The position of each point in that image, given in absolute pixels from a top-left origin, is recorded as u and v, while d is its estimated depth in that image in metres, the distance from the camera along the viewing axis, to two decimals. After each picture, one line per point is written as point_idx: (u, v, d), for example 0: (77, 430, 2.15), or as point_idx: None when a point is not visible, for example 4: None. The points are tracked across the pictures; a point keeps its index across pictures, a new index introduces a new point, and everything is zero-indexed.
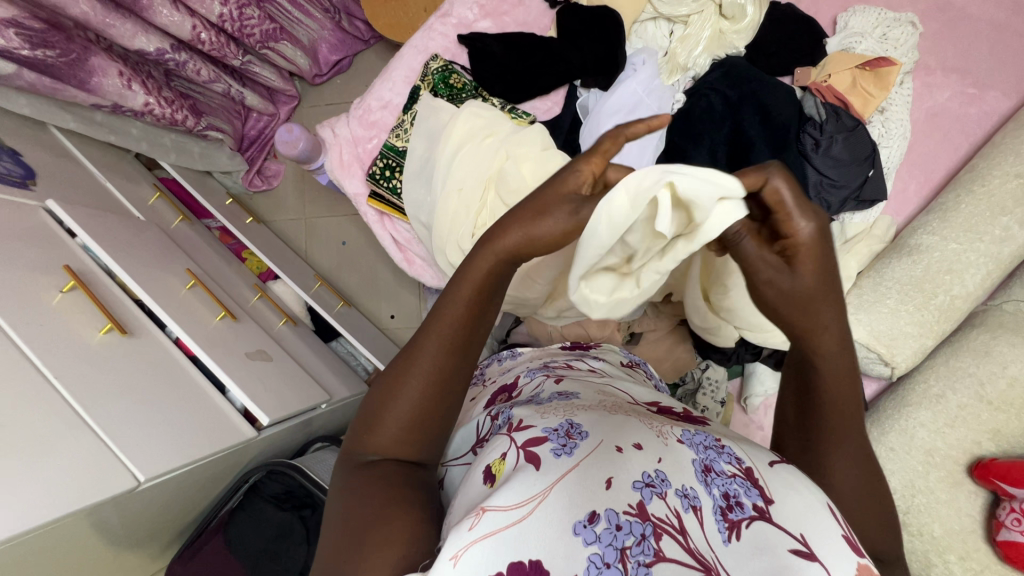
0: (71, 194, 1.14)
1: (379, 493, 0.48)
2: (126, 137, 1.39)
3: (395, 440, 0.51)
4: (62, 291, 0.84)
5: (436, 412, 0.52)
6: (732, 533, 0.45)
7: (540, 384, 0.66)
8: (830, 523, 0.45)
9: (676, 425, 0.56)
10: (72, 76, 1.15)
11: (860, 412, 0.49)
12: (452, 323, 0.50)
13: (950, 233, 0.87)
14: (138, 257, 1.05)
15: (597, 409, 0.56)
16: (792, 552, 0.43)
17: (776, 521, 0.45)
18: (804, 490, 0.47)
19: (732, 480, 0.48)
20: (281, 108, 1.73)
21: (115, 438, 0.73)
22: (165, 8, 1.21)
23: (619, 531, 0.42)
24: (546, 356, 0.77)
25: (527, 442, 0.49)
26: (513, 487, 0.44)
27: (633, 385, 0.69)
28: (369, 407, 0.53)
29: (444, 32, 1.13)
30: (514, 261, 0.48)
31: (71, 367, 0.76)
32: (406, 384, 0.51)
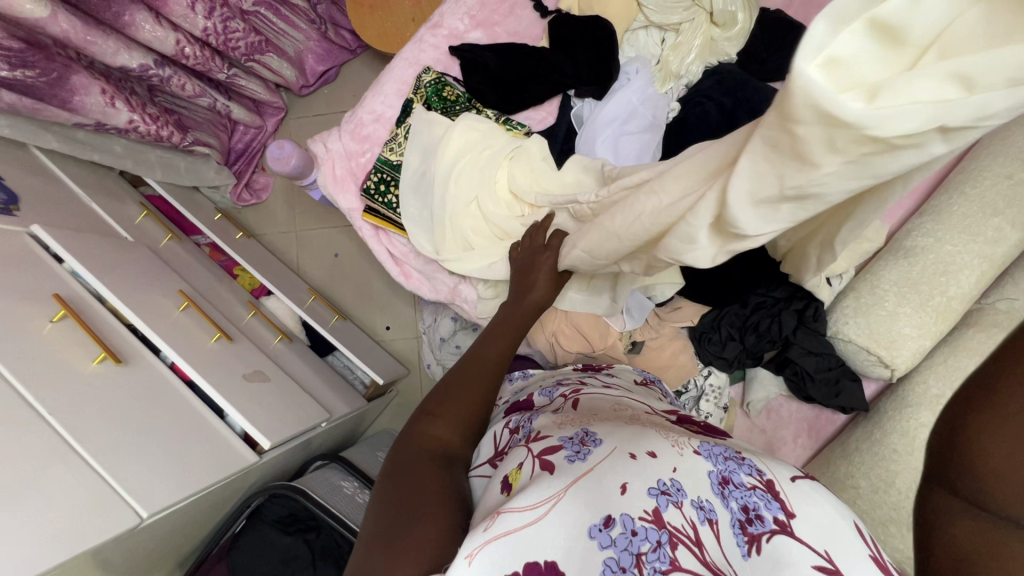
0: (56, 217, 1.11)
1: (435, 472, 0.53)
2: (110, 155, 1.36)
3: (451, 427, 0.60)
4: (52, 321, 0.82)
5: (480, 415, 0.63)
6: (751, 547, 0.43)
7: (555, 399, 0.65)
8: (857, 543, 0.43)
9: (693, 437, 0.53)
10: (54, 96, 1.13)
11: None
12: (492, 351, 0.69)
13: (944, 236, 0.88)
14: (129, 280, 1.03)
15: (614, 420, 0.56)
16: (815, 568, 0.40)
17: (798, 535, 0.43)
18: (826, 505, 0.46)
19: (752, 492, 0.46)
20: (268, 120, 1.71)
21: (114, 472, 0.71)
22: (148, 23, 1.18)
23: (635, 536, 0.40)
24: (557, 375, 0.77)
25: (543, 450, 0.50)
26: (529, 491, 0.43)
27: (648, 400, 0.69)
28: (409, 433, 0.60)
29: (435, 44, 1.12)
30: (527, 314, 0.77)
31: (66, 401, 0.74)
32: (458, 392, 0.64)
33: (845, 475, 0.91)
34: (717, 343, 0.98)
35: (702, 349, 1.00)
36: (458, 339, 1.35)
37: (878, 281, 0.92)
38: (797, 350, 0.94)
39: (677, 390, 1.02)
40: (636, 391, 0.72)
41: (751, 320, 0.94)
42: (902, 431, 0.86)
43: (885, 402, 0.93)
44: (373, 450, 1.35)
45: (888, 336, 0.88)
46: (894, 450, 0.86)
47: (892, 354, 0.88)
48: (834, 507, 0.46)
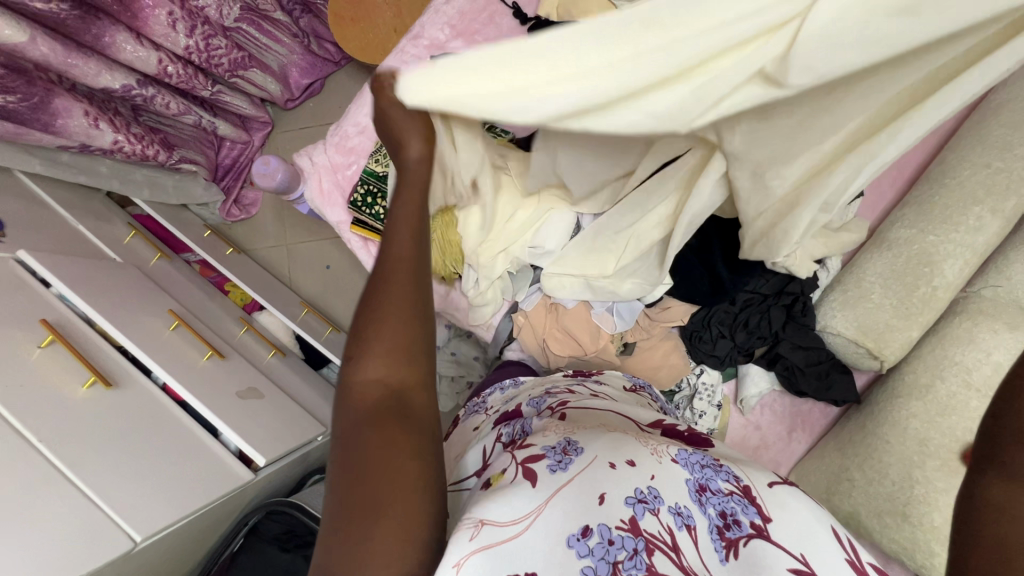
0: (44, 242, 1.11)
1: (383, 441, 0.43)
2: (96, 176, 1.36)
3: (388, 371, 0.46)
4: (40, 346, 0.81)
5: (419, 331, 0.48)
6: (729, 552, 0.45)
7: (540, 409, 0.66)
8: (834, 548, 0.45)
9: (669, 443, 0.55)
10: (36, 120, 1.13)
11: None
12: (402, 244, 0.48)
13: (927, 226, 0.89)
14: (119, 301, 1.03)
15: (598, 428, 0.56)
16: (791, 572, 0.43)
17: (774, 539, 0.45)
18: (799, 508, 0.48)
19: (729, 498, 0.49)
20: (255, 134, 1.71)
21: (106, 497, 0.71)
22: (129, 44, 1.18)
23: (612, 545, 0.42)
24: (547, 383, 0.77)
25: (527, 458, 0.49)
26: (510, 503, 0.43)
27: (634, 407, 0.69)
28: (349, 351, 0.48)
29: (417, 54, 1.12)
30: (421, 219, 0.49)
31: (56, 428, 0.73)
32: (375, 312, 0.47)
33: (838, 468, 0.91)
34: (709, 342, 0.98)
35: (694, 348, 1.00)
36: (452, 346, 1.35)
37: (864, 274, 0.93)
38: (786, 345, 0.95)
39: (670, 389, 1.04)
40: (624, 398, 0.73)
41: (741, 317, 0.95)
42: (892, 421, 0.87)
43: (876, 395, 0.94)
44: None
45: (876, 329, 0.89)
46: (885, 440, 0.87)
47: (880, 344, 0.89)
48: (809, 510, 0.48)
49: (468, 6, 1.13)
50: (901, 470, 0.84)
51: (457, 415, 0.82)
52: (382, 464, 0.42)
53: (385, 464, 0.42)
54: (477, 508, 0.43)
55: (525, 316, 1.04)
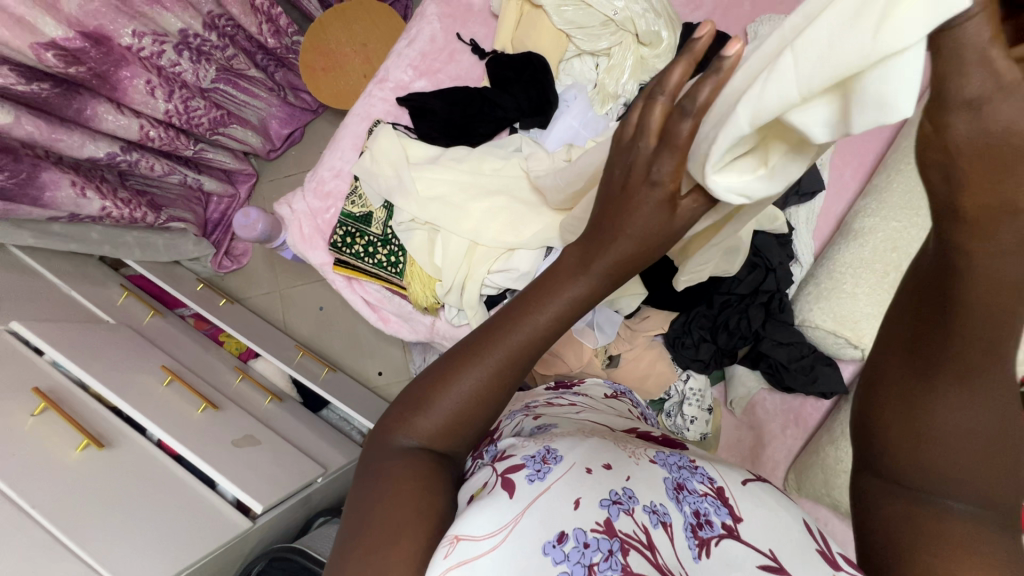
0: (37, 311, 1.14)
1: (410, 480, 0.45)
2: (88, 243, 1.40)
3: (437, 430, 0.49)
4: (34, 415, 0.83)
5: (483, 410, 0.49)
6: (702, 550, 0.46)
7: (520, 422, 0.67)
8: (806, 540, 0.47)
9: (648, 446, 0.57)
10: (25, 195, 1.17)
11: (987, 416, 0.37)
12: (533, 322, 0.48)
13: (889, 213, 0.91)
14: (112, 362, 1.05)
15: (576, 433, 0.56)
16: (760, 568, 0.44)
17: (744, 538, 0.46)
18: (772, 505, 0.50)
19: (703, 498, 0.50)
20: (240, 187, 1.76)
21: (101, 556, 0.71)
22: (110, 114, 1.22)
23: (588, 548, 0.42)
24: (527, 399, 0.78)
25: (506, 469, 0.49)
26: (486, 516, 0.43)
27: (613, 417, 0.70)
28: (419, 389, 0.51)
29: (384, 96, 1.17)
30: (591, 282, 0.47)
31: (50, 494, 0.74)
32: (456, 371, 0.49)
33: (832, 459, 0.89)
34: (692, 346, 0.99)
35: (678, 354, 1.01)
36: None
37: (836, 264, 0.94)
38: (769, 342, 0.95)
39: (659, 398, 1.05)
40: (602, 407, 0.74)
41: (720, 318, 0.96)
42: None
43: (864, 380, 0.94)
44: None
45: (853, 317, 0.90)
46: None
47: (859, 333, 0.90)
48: (782, 508, 0.50)
49: (428, 47, 1.17)
50: None
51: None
52: (398, 502, 0.44)
53: (399, 502, 0.44)
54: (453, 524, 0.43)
55: None
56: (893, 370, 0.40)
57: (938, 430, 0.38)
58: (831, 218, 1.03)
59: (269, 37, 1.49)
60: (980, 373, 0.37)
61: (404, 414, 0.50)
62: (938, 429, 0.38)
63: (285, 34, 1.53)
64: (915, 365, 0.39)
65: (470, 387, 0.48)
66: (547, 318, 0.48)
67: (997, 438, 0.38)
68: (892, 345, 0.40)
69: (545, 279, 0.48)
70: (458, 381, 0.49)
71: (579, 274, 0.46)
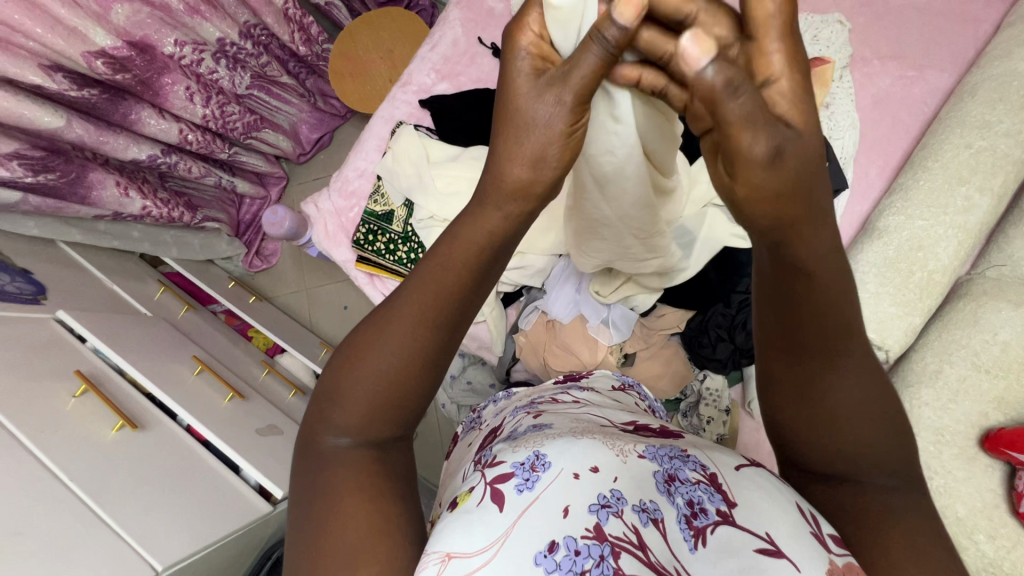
0: (81, 302, 1.20)
1: (362, 497, 0.45)
2: (129, 240, 1.48)
3: (362, 417, 0.47)
4: (75, 396, 0.89)
5: (408, 389, 0.47)
6: (698, 540, 0.46)
7: (520, 420, 0.68)
8: (798, 523, 0.46)
9: (637, 441, 0.55)
10: (73, 194, 1.25)
11: (870, 397, 0.44)
12: (445, 279, 0.46)
13: (915, 212, 0.90)
14: (147, 350, 1.10)
15: (568, 433, 0.55)
16: (758, 552, 0.44)
17: (740, 523, 0.46)
18: (768, 488, 0.49)
19: (696, 486, 0.49)
20: (272, 189, 1.83)
21: (130, 530, 0.75)
22: (152, 118, 1.29)
23: (578, 555, 0.43)
24: (533, 394, 0.80)
25: (495, 478, 0.50)
26: (476, 531, 0.45)
27: (614, 410, 0.71)
28: (330, 382, 0.49)
29: (407, 99, 1.21)
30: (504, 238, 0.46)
31: (86, 469, 0.79)
32: (370, 352, 0.47)
33: None
34: (709, 346, 0.97)
35: (695, 353, 1.00)
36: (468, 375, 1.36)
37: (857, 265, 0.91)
38: None
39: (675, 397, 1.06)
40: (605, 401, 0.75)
41: (737, 318, 0.93)
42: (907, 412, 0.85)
43: None
44: None
45: (876, 318, 0.88)
46: None
47: (883, 334, 0.88)
48: (772, 492, 0.48)
49: (450, 51, 1.21)
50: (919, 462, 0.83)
51: (456, 432, 0.86)
52: (352, 523, 0.43)
53: (351, 517, 0.44)
54: (440, 540, 0.45)
55: (524, 335, 1.08)
56: (779, 372, 0.45)
57: (827, 417, 0.44)
58: (855, 217, 1.01)
59: (300, 45, 1.55)
60: (845, 355, 0.43)
61: (328, 409, 0.48)
62: (834, 414, 0.44)
63: (316, 43, 1.59)
64: (795, 363, 0.44)
65: (387, 366, 0.46)
66: (471, 275, 0.46)
67: (880, 404, 0.44)
68: (771, 352, 0.45)
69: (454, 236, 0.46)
70: (375, 362, 0.46)
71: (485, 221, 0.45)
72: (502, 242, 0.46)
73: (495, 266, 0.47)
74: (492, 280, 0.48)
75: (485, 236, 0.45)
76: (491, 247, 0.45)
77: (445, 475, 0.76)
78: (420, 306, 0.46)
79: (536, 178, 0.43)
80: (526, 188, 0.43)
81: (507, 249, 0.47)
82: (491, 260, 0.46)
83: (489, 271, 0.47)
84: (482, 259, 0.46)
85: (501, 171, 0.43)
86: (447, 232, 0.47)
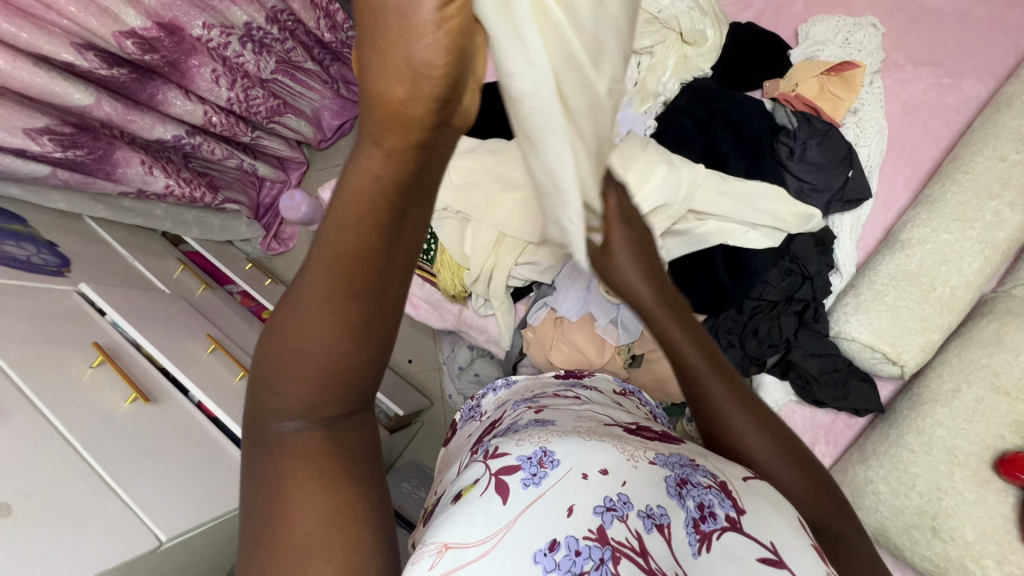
0: (102, 276, 1.23)
1: (314, 484, 0.41)
2: (152, 218, 1.51)
3: (300, 402, 0.42)
4: (92, 366, 0.92)
5: (338, 362, 0.40)
6: (703, 545, 0.47)
7: (521, 415, 0.68)
8: (800, 540, 0.48)
9: (648, 447, 0.55)
10: (100, 170, 1.28)
11: (778, 439, 0.56)
12: (354, 234, 0.37)
13: (940, 224, 0.87)
14: (164, 326, 1.13)
15: (575, 431, 0.56)
16: (760, 561, 0.46)
17: (747, 531, 0.48)
18: (772, 500, 0.51)
19: (708, 490, 0.50)
20: (292, 174, 1.85)
21: (137, 499, 0.77)
22: (178, 99, 1.31)
23: (579, 556, 0.44)
24: (537, 387, 0.80)
25: (501, 469, 0.51)
26: (478, 524, 0.46)
27: (616, 411, 0.71)
28: (259, 367, 0.43)
29: None
30: (422, 171, 0.36)
31: (98, 436, 0.81)
32: (291, 331, 0.40)
33: (861, 479, 0.87)
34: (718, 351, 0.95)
35: None
36: (475, 367, 1.37)
37: (876, 276, 0.90)
38: (799, 352, 0.92)
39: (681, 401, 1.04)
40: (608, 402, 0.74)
41: (749, 325, 0.94)
42: (919, 429, 0.84)
43: (900, 401, 0.90)
44: (398, 482, 1.43)
45: (892, 332, 0.86)
46: (911, 450, 0.84)
47: (897, 348, 0.86)
48: (779, 509, 0.50)
49: None
50: (929, 481, 0.81)
51: (455, 420, 0.87)
52: (306, 513, 0.40)
53: (301, 511, 0.40)
54: (441, 532, 0.47)
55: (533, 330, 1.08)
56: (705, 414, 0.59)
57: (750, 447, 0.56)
58: (878, 227, 0.98)
59: (326, 32, 1.56)
60: (745, 402, 0.57)
61: (267, 397, 0.43)
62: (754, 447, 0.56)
63: (341, 30, 1.60)
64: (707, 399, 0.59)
65: (311, 343, 0.39)
66: (387, 224, 0.37)
67: (796, 451, 0.56)
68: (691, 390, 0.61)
69: (357, 177, 0.36)
70: (301, 342, 0.40)
71: (393, 151, 0.35)
72: (413, 172, 0.36)
73: (416, 200, 0.37)
74: (423, 219, 0.39)
75: (391, 170, 0.35)
76: (404, 186, 0.36)
77: (442, 464, 0.77)
78: (334, 270, 0.38)
79: (419, 94, 0.32)
80: (406, 107, 0.32)
81: (427, 179, 0.37)
82: (407, 203, 0.37)
83: (409, 211, 0.37)
84: (391, 198, 0.36)
85: (371, 81, 0.32)
86: (347, 173, 0.37)
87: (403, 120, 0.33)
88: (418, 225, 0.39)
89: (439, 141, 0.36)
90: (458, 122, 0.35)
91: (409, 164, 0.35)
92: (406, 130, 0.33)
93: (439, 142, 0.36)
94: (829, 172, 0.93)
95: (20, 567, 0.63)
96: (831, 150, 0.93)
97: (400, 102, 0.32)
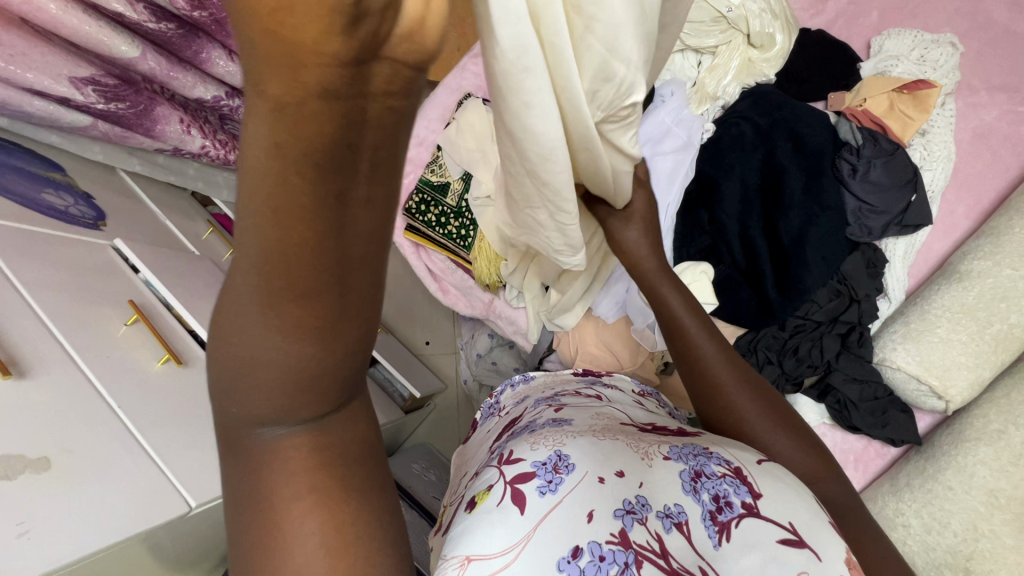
0: (131, 232, 1.21)
1: (307, 500, 0.36)
2: (185, 177, 1.49)
3: (276, 413, 0.35)
4: (126, 324, 0.91)
5: (304, 371, 0.33)
6: (721, 536, 0.47)
7: (541, 412, 0.67)
8: (831, 542, 0.48)
9: (661, 442, 0.56)
10: (139, 125, 1.25)
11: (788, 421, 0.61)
12: (286, 218, 0.27)
13: (1005, 259, 0.84)
14: (192, 288, 1.11)
15: (589, 432, 0.55)
16: (781, 542, 0.46)
17: (764, 515, 0.48)
18: (790, 484, 0.51)
19: (722, 480, 0.50)
20: None
21: (169, 463, 0.77)
22: (222, 59, 1.26)
23: (603, 561, 0.44)
24: (557, 385, 0.78)
25: (515, 477, 0.50)
26: (497, 535, 0.45)
27: (633, 409, 0.70)
28: (216, 375, 0.35)
29: (478, 72, 1.18)
30: (355, 118, 0.26)
31: (131, 395, 0.81)
32: (243, 341, 0.32)
33: (890, 512, 0.86)
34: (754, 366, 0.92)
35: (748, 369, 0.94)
36: (493, 356, 1.37)
37: (929, 307, 0.87)
38: (841, 376, 0.90)
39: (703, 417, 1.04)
40: (628, 402, 0.73)
41: (790, 342, 0.92)
42: (957, 468, 0.82)
43: (940, 435, 0.89)
44: (409, 462, 1.44)
45: (942, 366, 0.84)
46: (948, 487, 0.82)
47: (946, 383, 0.84)
48: (795, 489, 0.51)
49: None
50: (964, 520, 0.80)
51: (474, 419, 0.85)
52: (305, 538, 0.36)
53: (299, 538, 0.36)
54: (461, 544, 0.46)
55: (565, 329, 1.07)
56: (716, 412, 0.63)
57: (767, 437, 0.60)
58: (932, 256, 0.96)
59: None
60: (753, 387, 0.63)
61: (230, 404, 0.35)
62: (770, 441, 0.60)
63: None
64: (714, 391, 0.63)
65: (269, 355, 0.31)
66: (333, 198, 0.27)
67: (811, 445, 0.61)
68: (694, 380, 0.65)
69: (262, 140, 0.25)
70: (242, 349, 0.32)
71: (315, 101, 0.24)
72: (344, 132, 0.26)
73: (359, 175, 0.28)
74: (377, 195, 0.29)
75: (307, 137, 0.25)
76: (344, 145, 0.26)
77: (460, 462, 0.77)
78: (259, 268, 0.29)
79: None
80: (289, 23, 0.21)
81: (374, 146, 0.27)
82: (349, 163, 0.27)
83: (353, 191, 0.28)
84: (326, 173, 0.26)
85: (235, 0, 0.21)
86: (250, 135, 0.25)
87: (300, 61, 0.22)
88: (375, 191, 0.29)
89: (380, 85, 0.26)
90: (401, 52, 0.25)
91: (344, 120, 0.25)
92: (312, 78, 0.23)
93: (379, 85, 0.25)
94: (891, 195, 0.91)
95: (55, 523, 0.64)
96: (896, 171, 0.90)
97: (280, 18, 0.21)
